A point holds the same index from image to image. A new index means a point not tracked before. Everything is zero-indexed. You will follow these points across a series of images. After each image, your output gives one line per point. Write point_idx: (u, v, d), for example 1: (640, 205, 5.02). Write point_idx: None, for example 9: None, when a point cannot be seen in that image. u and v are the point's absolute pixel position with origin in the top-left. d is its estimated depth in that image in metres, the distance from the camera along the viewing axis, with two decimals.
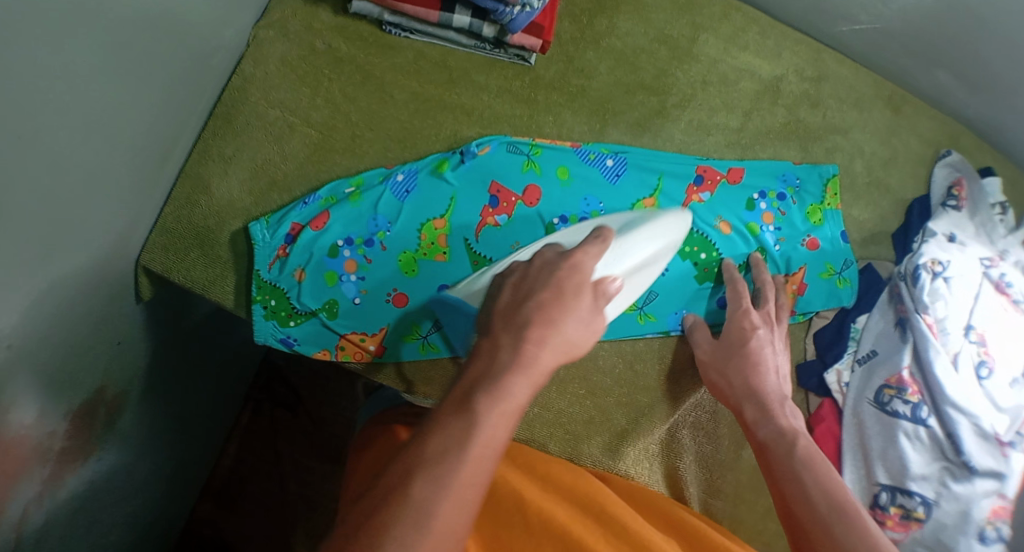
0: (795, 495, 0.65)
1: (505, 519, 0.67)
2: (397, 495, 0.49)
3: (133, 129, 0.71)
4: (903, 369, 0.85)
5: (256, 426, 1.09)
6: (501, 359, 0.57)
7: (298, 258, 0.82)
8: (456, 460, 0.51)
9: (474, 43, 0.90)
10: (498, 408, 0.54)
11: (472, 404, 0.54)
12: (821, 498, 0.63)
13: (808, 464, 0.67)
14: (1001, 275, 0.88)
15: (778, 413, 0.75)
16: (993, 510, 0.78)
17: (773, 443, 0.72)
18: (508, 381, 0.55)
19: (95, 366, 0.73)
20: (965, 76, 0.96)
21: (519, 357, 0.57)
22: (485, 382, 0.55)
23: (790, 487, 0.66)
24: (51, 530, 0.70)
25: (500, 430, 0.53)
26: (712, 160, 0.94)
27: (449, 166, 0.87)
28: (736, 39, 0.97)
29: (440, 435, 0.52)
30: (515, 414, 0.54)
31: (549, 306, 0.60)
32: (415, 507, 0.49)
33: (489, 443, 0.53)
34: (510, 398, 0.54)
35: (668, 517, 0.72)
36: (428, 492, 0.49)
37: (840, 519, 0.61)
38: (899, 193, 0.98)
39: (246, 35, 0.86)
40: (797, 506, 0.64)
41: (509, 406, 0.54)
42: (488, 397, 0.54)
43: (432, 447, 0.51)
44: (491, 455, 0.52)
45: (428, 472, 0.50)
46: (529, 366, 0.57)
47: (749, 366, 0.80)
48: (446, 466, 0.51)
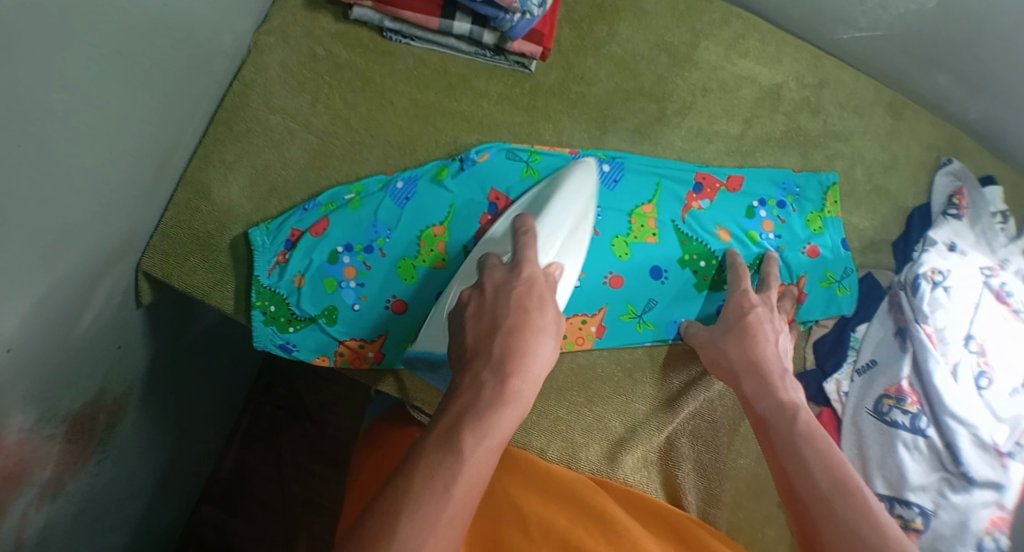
0: (799, 471, 0.66)
1: (506, 527, 0.68)
2: (378, 542, 0.52)
3: (133, 136, 0.71)
4: (902, 379, 0.85)
5: (258, 429, 1.10)
6: (486, 394, 0.61)
7: (298, 264, 0.82)
8: (437, 503, 0.55)
9: (474, 51, 0.89)
10: (483, 444, 0.58)
11: (456, 441, 0.58)
12: (821, 473, 0.64)
13: (808, 439, 0.68)
14: (1001, 284, 0.88)
15: (779, 387, 0.74)
16: (992, 520, 0.78)
17: (773, 418, 0.72)
18: (494, 417, 0.60)
19: (96, 371, 0.73)
20: (966, 83, 0.96)
21: (504, 393, 0.62)
22: (471, 417, 0.60)
23: (791, 462, 0.67)
24: (53, 533, 0.71)
25: (481, 469, 0.58)
26: (712, 167, 0.94)
27: (449, 173, 0.87)
28: (736, 46, 0.97)
29: (426, 472, 0.56)
30: (499, 448, 0.59)
31: (521, 333, 0.65)
32: (401, 547, 0.52)
33: (471, 477, 0.57)
34: (494, 431, 0.59)
35: (661, 518, 0.74)
36: (410, 533, 0.53)
37: (843, 497, 0.62)
38: (899, 199, 0.98)
39: (247, 41, 0.86)
40: (799, 480, 0.65)
41: (493, 441, 0.59)
42: (473, 434, 0.59)
43: (418, 487, 0.55)
44: (473, 490, 0.57)
45: (410, 516, 0.53)
46: (509, 398, 0.62)
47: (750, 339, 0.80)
48: (426, 506, 0.54)
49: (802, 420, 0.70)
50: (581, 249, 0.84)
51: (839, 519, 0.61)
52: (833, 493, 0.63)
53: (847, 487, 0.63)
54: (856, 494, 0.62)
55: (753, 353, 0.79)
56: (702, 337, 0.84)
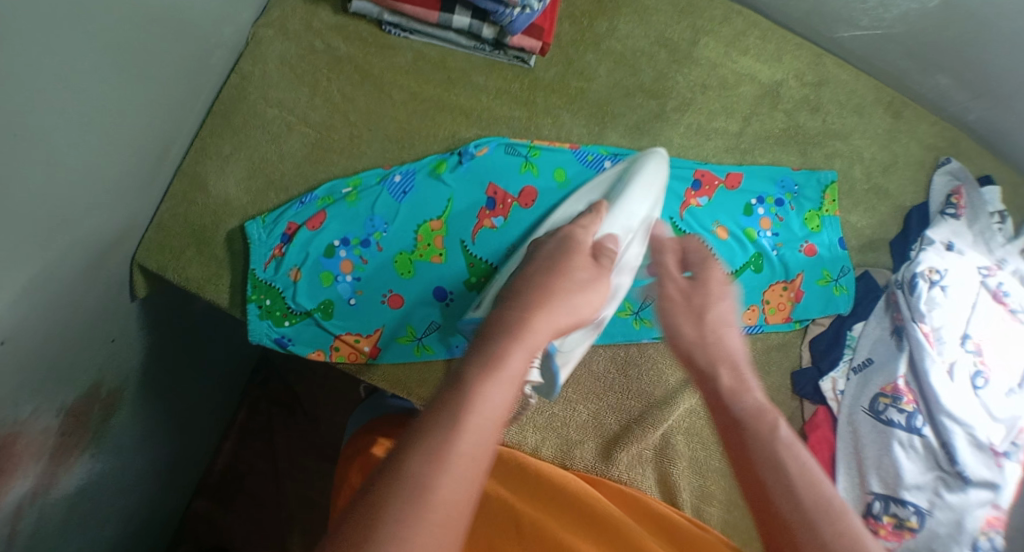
0: (762, 479, 0.55)
1: (497, 529, 0.67)
2: (393, 479, 0.46)
3: (130, 126, 0.71)
4: (898, 378, 0.84)
5: (253, 424, 1.10)
6: (490, 331, 0.58)
7: (295, 258, 0.82)
8: (450, 432, 0.48)
9: (474, 45, 0.89)
10: (498, 375, 0.53)
11: (467, 375, 0.53)
12: (782, 496, 0.54)
13: (787, 455, 0.55)
14: (998, 284, 0.88)
15: (749, 388, 0.63)
16: (987, 519, 0.77)
17: (747, 424, 0.59)
18: (499, 349, 0.55)
19: (90, 363, 0.73)
20: (966, 83, 0.96)
21: (513, 325, 0.58)
22: (484, 355, 0.55)
23: (770, 479, 0.55)
24: (44, 526, 0.70)
25: (500, 401, 0.52)
26: (711, 164, 0.94)
27: (447, 167, 0.87)
28: (737, 43, 0.97)
29: (437, 409, 0.50)
30: (515, 383, 0.53)
31: (554, 281, 0.65)
32: (413, 481, 0.46)
33: (495, 402, 0.51)
34: (506, 363, 0.54)
35: (647, 512, 0.73)
36: (422, 471, 0.46)
37: (806, 488, 0.54)
38: (897, 199, 0.98)
39: (246, 33, 0.86)
40: (779, 502, 0.53)
41: (507, 375, 0.53)
42: (479, 365, 0.53)
43: (423, 423, 0.49)
44: (492, 422, 0.50)
45: (420, 450, 0.47)
46: (519, 333, 0.58)
47: (680, 326, 0.70)
48: (435, 440, 0.48)
49: (742, 404, 0.61)
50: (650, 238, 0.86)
51: (819, 538, 0.51)
52: (768, 467, 0.56)
53: (778, 461, 0.56)
54: (816, 484, 0.54)
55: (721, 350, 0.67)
56: (677, 327, 0.70)
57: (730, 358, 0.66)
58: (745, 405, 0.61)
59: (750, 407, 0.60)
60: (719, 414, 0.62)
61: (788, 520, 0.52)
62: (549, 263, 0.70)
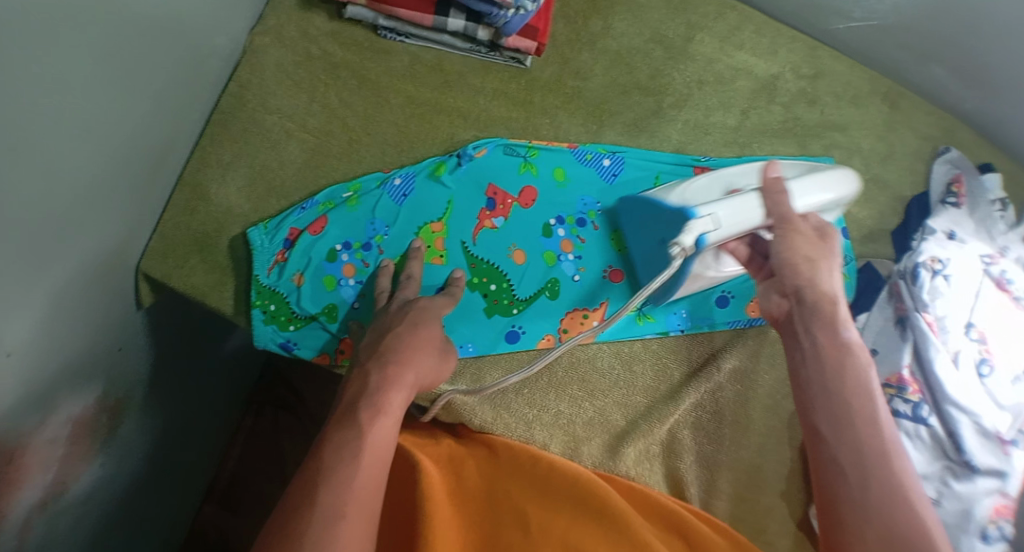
0: (842, 411, 0.63)
1: (504, 525, 0.68)
2: (300, 515, 0.54)
3: (128, 136, 0.71)
4: (903, 368, 0.84)
5: (259, 427, 1.11)
6: (371, 382, 0.65)
7: (297, 263, 0.82)
8: (350, 468, 0.57)
9: (468, 47, 0.90)
10: (377, 415, 0.62)
11: (354, 418, 0.62)
12: (865, 435, 0.62)
13: (856, 394, 0.64)
14: (1001, 272, 0.88)
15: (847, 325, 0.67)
16: (995, 508, 0.77)
17: (827, 374, 0.65)
18: (382, 396, 0.63)
19: (96, 372, 0.73)
20: (963, 71, 0.96)
21: (388, 376, 0.66)
22: (365, 398, 0.64)
23: (841, 435, 0.62)
24: (54, 534, 0.71)
25: (384, 439, 0.61)
26: (709, 160, 0.94)
27: (446, 169, 0.87)
28: (733, 38, 0.97)
29: (334, 452, 0.59)
30: (394, 422, 0.63)
31: (404, 338, 0.70)
32: (323, 513, 0.54)
33: (383, 436, 0.61)
34: (386, 408, 0.63)
35: (656, 510, 0.74)
36: (333, 502, 0.55)
37: (866, 425, 0.62)
38: (897, 189, 0.98)
39: (243, 41, 0.86)
40: (843, 452, 0.62)
41: (387, 416, 0.63)
42: (369, 411, 0.62)
43: (328, 462, 0.58)
44: (380, 460, 0.60)
45: (327, 484, 0.56)
46: (392, 383, 0.65)
47: (801, 268, 0.69)
48: (340, 475, 0.57)
49: (842, 336, 0.66)
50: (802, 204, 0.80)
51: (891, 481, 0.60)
52: (856, 395, 0.64)
53: (868, 394, 0.64)
54: (874, 423, 0.63)
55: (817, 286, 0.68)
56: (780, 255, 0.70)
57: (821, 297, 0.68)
58: (845, 338, 0.66)
59: (849, 342, 0.66)
60: (815, 334, 0.67)
61: (865, 452, 0.61)
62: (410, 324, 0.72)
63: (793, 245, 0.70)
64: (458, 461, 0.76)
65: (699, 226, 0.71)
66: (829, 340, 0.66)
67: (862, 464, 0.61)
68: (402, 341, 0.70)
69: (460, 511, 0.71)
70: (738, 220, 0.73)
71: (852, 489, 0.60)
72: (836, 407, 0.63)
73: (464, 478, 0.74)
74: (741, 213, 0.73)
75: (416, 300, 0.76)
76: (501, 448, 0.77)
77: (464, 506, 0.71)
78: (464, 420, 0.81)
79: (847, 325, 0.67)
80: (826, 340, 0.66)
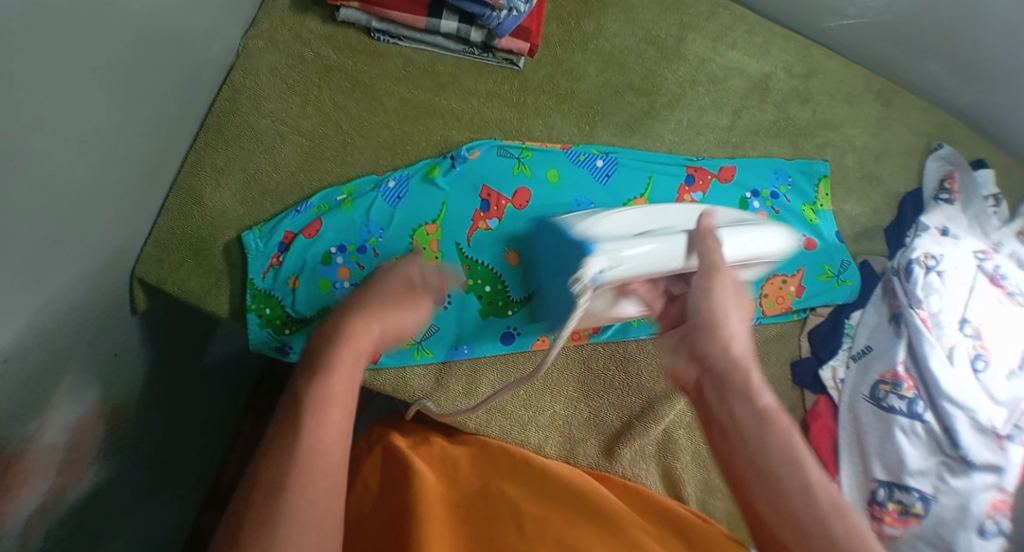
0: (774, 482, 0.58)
1: (499, 521, 0.68)
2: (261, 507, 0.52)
3: (123, 144, 0.71)
4: (898, 364, 0.84)
5: (258, 434, 1.10)
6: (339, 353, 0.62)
7: (292, 266, 0.82)
8: (303, 437, 0.56)
9: (463, 49, 0.90)
10: (332, 374, 0.60)
11: (305, 384, 0.60)
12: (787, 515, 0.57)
13: (784, 465, 0.58)
14: (995, 267, 0.88)
15: (757, 389, 0.64)
16: (992, 503, 0.77)
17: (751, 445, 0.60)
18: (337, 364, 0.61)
19: (93, 380, 0.73)
20: (955, 66, 0.96)
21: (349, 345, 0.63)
22: (316, 361, 0.62)
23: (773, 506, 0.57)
24: (54, 542, 0.71)
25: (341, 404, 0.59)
26: (702, 160, 0.94)
27: (440, 171, 0.87)
28: (724, 38, 0.98)
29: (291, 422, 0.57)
30: (355, 381, 0.61)
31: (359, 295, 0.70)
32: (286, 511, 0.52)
33: (338, 391, 0.59)
34: (334, 366, 0.61)
35: (663, 514, 0.73)
36: (297, 480, 0.53)
37: (800, 491, 0.57)
38: (891, 186, 0.98)
39: (236, 46, 0.87)
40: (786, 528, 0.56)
41: (343, 373, 0.61)
42: (320, 374, 0.60)
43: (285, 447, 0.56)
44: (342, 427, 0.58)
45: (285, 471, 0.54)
46: (345, 337, 0.64)
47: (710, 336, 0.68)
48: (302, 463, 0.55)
49: (758, 404, 0.63)
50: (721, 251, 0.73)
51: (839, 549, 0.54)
52: (783, 463, 0.59)
53: (796, 461, 0.59)
54: (808, 487, 0.57)
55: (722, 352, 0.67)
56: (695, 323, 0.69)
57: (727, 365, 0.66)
58: (761, 404, 0.63)
59: (766, 409, 0.62)
60: (729, 406, 0.64)
61: (800, 522, 0.56)
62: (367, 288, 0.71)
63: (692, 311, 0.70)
64: (451, 462, 0.76)
65: (592, 268, 0.65)
66: (719, 405, 0.64)
67: (805, 539, 0.55)
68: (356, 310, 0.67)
69: (455, 510, 0.70)
70: (643, 264, 0.68)
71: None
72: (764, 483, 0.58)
73: (459, 477, 0.74)
74: (651, 260, 0.68)
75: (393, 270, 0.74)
76: (497, 448, 0.78)
77: (460, 503, 0.71)
78: (459, 425, 0.82)
79: (760, 391, 0.63)
80: (742, 411, 0.62)
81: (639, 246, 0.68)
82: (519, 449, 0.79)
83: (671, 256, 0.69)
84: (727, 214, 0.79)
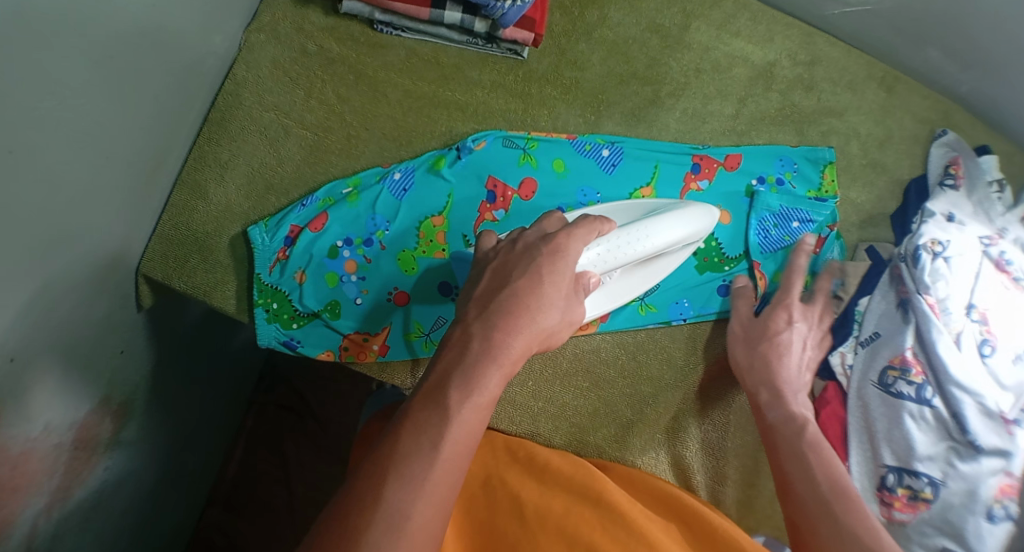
0: (792, 456, 0.74)
1: (501, 512, 0.71)
2: (369, 505, 0.54)
3: (126, 139, 0.71)
4: (906, 350, 0.84)
5: (262, 429, 1.11)
6: (472, 350, 0.62)
7: (299, 260, 0.82)
8: (428, 461, 0.56)
9: (466, 39, 0.89)
10: (470, 401, 0.60)
11: (444, 398, 0.60)
12: (821, 474, 0.71)
13: (815, 448, 0.73)
14: (1000, 253, 0.88)
15: (790, 399, 0.80)
16: (1000, 488, 0.77)
17: (780, 426, 0.77)
18: (479, 374, 0.60)
19: (98, 377, 0.73)
20: (956, 52, 0.95)
21: (492, 347, 0.62)
22: (458, 376, 0.61)
23: (797, 466, 0.73)
24: (60, 540, 0.71)
25: (468, 431, 0.59)
26: (708, 148, 0.94)
27: (446, 163, 0.87)
28: (728, 26, 0.97)
29: (413, 436, 0.58)
30: (488, 405, 0.60)
31: (528, 296, 0.65)
32: (389, 515, 0.54)
33: (468, 423, 0.59)
34: (480, 390, 0.60)
35: (660, 496, 0.76)
36: (400, 501, 0.54)
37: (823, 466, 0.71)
38: (895, 172, 0.98)
39: (237, 39, 0.86)
40: (801, 486, 0.70)
41: (482, 398, 0.60)
42: (460, 390, 0.60)
43: (406, 448, 0.57)
44: (465, 450, 0.58)
45: (399, 479, 0.55)
46: (497, 354, 0.62)
47: (771, 365, 0.82)
48: (416, 468, 0.56)
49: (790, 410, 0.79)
50: (665, 223, 0.79)
51: (838, 524, 0.65)
52: (813, 449, 0.73)
53: (821, 450, 0.73)
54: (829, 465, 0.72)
55: (776, 378, 0.82)
56: (742, 365, 0.84)
57: (785, 385, 0.81)
58: (791, 411, 0.79)
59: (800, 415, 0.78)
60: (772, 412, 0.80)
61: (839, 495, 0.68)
62: (502, 279, 0.67)
63: (777, 335, 0.84)
64: None
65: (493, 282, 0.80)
66: (758, 411, 0.81)
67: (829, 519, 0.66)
68: (518, 300, 0.65)
69: (459, 501, 0.74)
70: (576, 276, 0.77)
71: (807, 522, 0.67)
72: (794, 460, 0.73)
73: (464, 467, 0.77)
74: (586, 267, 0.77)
75: (553, 234, 0.69)
76: (499, 440, 0.80)
77: (464, 491, 0.74)
78: None
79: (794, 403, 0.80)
80: (773, 415, 0.79)
81: (604, 245, 0.75)
82: (522, 441, 0.81)
83: (631, 248, 0.76)
84: (644, 206, 0.84)
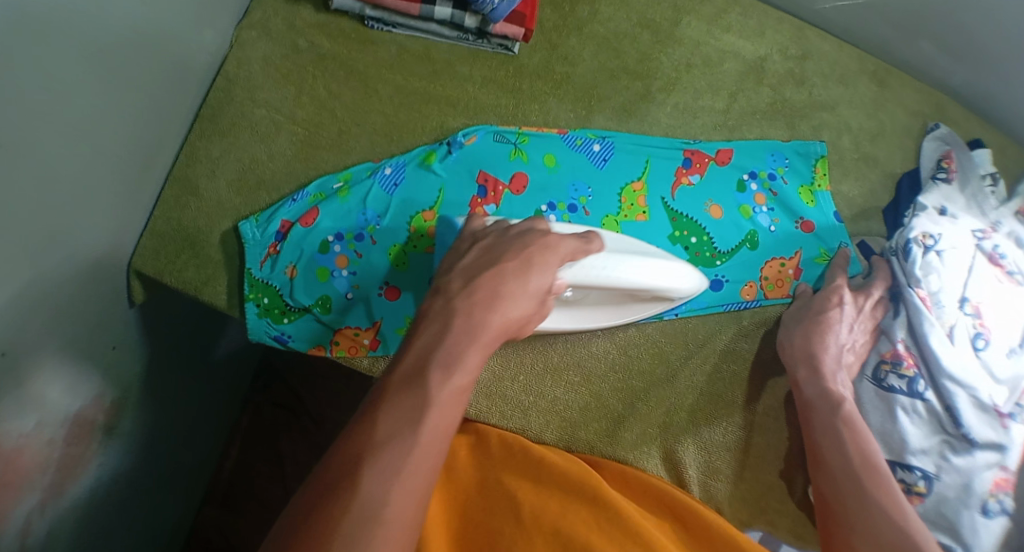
0: (833, 443, 0.74)
1: (499, 512, 0.70)
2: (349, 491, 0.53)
3: (119, 135, 0.72)
4: (897, 343, 0.84)
5: (257, 427, 1.11)
6: (453, 328, 0.62)
7: (290, 255, 0.82)
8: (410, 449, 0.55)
9: (456, 35, 0.90)
10: (450, 383, 0.59)
11: (426, 377, 0.59)
12: (855, 455, 0.72)
13: (849, 425, 0.75)
14: (994, 246, 0.87)
15: (829, 375, 0.80)
16: (994, 482, 0.77)
17: (819, 402, 0.79)
18: (459, 351, 0.61)
19: (91, 373, 0.73)
20: (948, 46, 0.96)
21: (473, 325, 0.63)
22: (439, 357, 0.60)
23: (827, 439, 0.75)
24: (52, 539, 0.71)
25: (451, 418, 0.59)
26: (699, 142, 0.94)
27: (436, 158, 0.87)
28: (719, 21, 0.98)
29: (393, 420, 0.57)
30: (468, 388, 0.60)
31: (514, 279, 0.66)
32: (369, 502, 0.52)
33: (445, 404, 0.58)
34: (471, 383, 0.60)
35: (656, 494, 0.76)
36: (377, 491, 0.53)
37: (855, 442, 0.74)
38: (888, 165, 0.98)
39: (229, 36, 0.87)
40: (832, 458, 0.73)
41: (463, 378, 0.60)
42: (441, 370, 0.60)
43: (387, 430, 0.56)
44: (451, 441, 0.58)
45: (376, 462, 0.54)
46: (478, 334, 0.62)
47: (812, 338, 0.83)
48: (394, 452, 0.55)
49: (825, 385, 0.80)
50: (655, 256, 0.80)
51: (864, 496, 0.68)
52: (845, 423, 0.76)
53: (852, 421, 0.76)
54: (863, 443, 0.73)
55: (817, 353, 0.82)
56: (787, 342, 0.85)
57: (827, 361, 0.82)
58: (831, 386, 0.79)
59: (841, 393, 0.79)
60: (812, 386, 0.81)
61: (871, 467, 0.71)
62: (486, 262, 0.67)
63: (825, 312, 0.84)
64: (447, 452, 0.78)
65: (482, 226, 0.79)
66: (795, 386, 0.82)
67: (862, 489, 0.69)
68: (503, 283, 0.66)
69: (455, 504, 0.73)
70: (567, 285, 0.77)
71: (836, 499, 0.70)
72: (825, 431, 0.76)
73: (455, 467, 0.76)
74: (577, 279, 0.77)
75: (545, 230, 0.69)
76: (493, 437, 0.79)
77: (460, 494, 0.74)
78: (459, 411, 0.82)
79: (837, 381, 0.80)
80: (811, 391, 0.80)
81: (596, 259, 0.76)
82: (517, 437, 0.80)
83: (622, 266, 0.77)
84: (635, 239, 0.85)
